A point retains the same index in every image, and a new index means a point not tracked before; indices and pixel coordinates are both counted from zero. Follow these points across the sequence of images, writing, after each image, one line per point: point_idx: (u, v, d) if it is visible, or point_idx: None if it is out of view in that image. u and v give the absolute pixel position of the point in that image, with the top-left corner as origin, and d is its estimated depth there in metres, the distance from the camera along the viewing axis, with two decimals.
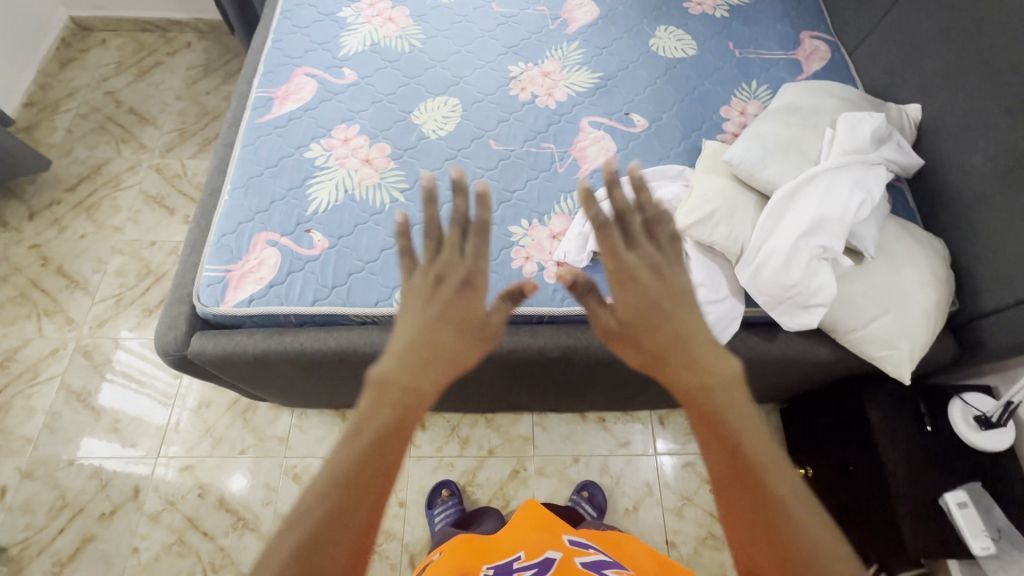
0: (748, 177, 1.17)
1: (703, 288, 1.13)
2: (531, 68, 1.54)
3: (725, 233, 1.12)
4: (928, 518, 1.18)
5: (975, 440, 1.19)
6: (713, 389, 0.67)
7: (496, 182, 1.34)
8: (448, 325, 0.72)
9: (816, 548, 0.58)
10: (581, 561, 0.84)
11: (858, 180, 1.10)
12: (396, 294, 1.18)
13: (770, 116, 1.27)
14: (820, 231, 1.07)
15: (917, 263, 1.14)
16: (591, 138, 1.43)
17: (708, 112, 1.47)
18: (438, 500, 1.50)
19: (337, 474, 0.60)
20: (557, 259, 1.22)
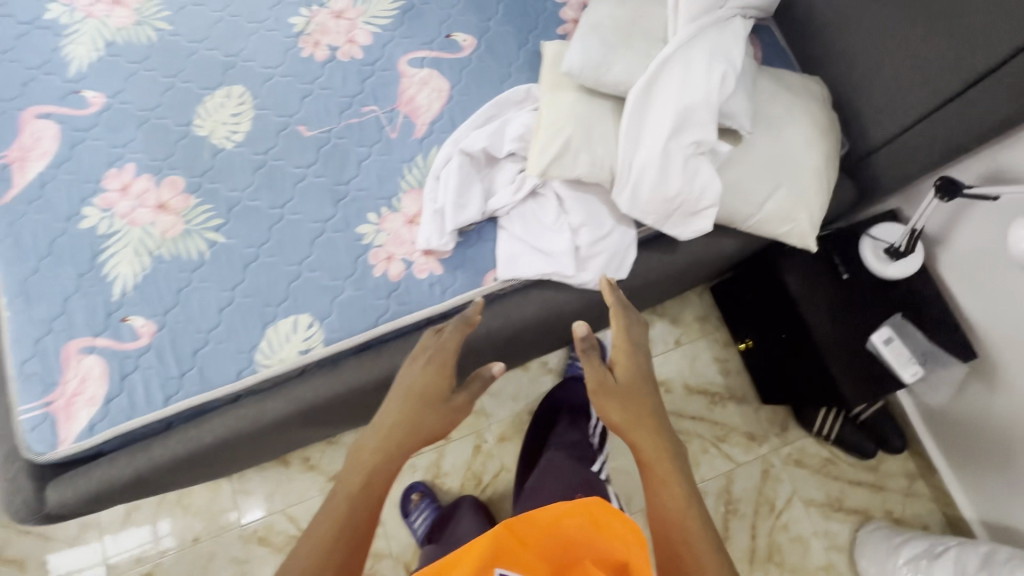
0: (595, 86, 0.96)
1: (585, 230, 1.00)
2: (317, 11, 1.22)
3: (590, 161, 0.96)
4: (858, 361, 1.18)
5: (887, 271, 1.17)
6: (666, 464, 0.80)
7: (324, 177, 1.10)
8: (417, 406, 0.84)
9: None
10: None
11: (714, 48, 0.94)
12: (257, 355, 1.01)
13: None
14: (688, 125, 0.92)
15: (797, 120, 1.03)
16: (417, 81, 1.18)
17: (540, 2, 1.22)
18: (412, 506, 1.47)
19: (317, 532, 0.72)
20: (423, 249, 1.04)
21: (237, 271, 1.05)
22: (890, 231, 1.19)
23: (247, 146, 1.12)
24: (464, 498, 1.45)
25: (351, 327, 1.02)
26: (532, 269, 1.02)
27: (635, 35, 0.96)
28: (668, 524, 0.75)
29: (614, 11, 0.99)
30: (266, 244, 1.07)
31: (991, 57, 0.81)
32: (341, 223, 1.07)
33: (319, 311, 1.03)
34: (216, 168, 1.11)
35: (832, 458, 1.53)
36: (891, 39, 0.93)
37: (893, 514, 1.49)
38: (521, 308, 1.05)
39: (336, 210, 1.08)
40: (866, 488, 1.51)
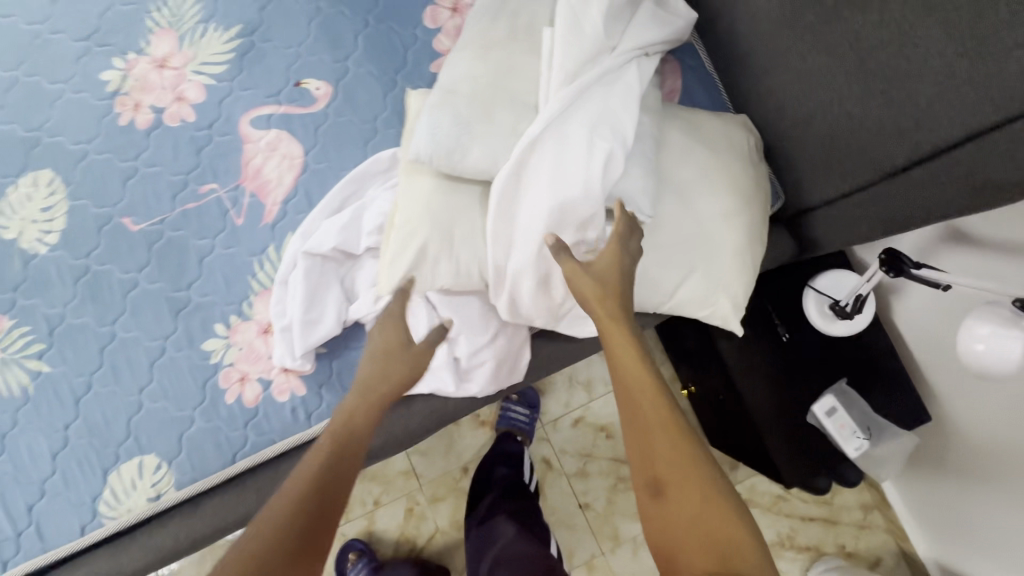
0: (454, 172, 0.77)
1: (462, 340, 0.85)
2: (135, 61, 0.99)
3: (454, 268, 0.78)
4: (795, 435, 1.06)
5: (828, 329, 1.02)
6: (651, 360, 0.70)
7: (160, 282, 0.93)
8: (380, 364, 0.75)
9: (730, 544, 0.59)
10: None
11: (597, 116, 0.73)
12: (102, 505, 0.88)
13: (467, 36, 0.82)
14: (570, 218, 0.75)
15: (712, 187, 0.84)
16: (264, 147, 0.97)
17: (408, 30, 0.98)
18: (349, 566, 1.39)
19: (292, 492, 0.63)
20: (280, 367, 0.89)
21: (69, 406, 0.90)
22: (836, 285, 1.03)
23: (65, 248, 0.94)
24: (399, 563, 1.36)
25: (206, 465, 0.89)
26: (406, 387, 0.87)
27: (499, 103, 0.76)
28: (654, 413, 0.67)
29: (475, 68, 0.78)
30: (98, 371, 0.91)
31: (943, 134, 0.61)
32: (184, 340, 0.91)
33: (167, 449, 0.89)
34: (31, 280, 0.93)
35: (783, 494, 1.45)
36: (824, 88, 0.72)
37: (846, 549, 1.43)
38: (405, 424, 0.91)
39: (177, 323, 0.92)
40: (819, 522, 1.44)
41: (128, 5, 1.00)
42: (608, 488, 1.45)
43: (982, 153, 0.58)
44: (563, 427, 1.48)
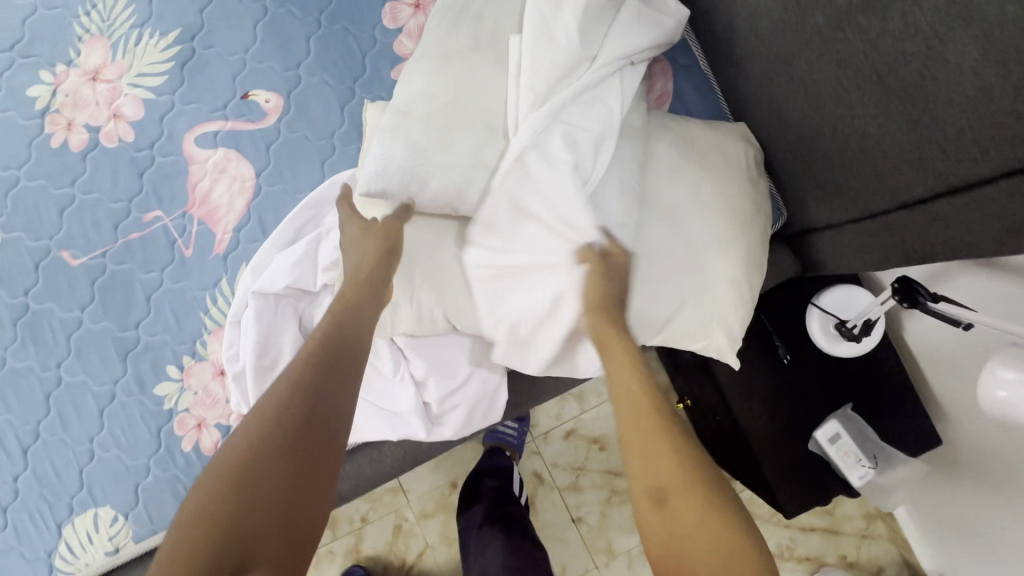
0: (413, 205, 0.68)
1: (432, 384, 0.78)
2: (65, 74, 0.89)
3: (416, 311, 0.70)
4: (794, 463, 0.99)
5: (832, 350, 0.94)
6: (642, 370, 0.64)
7: (105, 321, 0.85)
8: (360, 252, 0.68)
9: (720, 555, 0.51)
10: None
11: (572, 143, 0.64)
12: (57, 560, 0.83)
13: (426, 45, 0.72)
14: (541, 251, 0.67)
15: (705, 210, 0.75)
16: (210, 168, 0.87)
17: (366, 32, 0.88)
18: None
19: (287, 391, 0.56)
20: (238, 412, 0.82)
21: (15, 457, 0.84)
22: (844, 303, 0.94)
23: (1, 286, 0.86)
24: None
25: (165, 516, 0.83)
26: (374, 433, 0.80)
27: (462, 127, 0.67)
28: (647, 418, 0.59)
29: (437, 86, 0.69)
30: (45, 419, 0.84)
31: (975, 167, 0.52)
32: (134, 384, 0.84)
33: (122, 501, 0.83)
34: None
35: None
36: (832, 104, 0.63)
37: (847, 560, 1.38)
38: (376, 468, 0.85)
39: (126, 366, 0.85)
40: (819, 533, 1.39)
41: (53, 10, 0.90)
42: (601, 502, 1.39)
43: (1020, 192, 0.50)
44: (554, 439, 1.42)
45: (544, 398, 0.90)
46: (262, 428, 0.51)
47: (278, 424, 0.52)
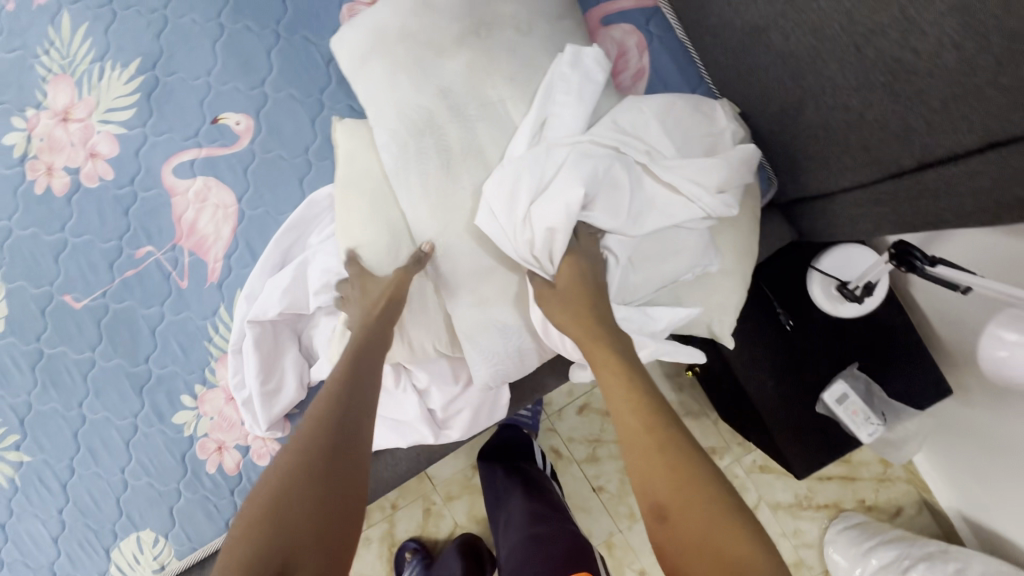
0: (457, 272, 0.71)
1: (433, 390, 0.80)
2: (36, 118, 0.88)
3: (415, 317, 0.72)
4: (803, 425, 0.99)
5: (836, 310, 0.93)
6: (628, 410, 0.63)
7: (116, 358, 0.88)
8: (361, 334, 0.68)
9: (708, 536, 0.54)
10: None
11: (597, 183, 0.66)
12: None
13: (378, 110, 0.75)
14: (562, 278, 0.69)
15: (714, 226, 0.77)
16: (192, 198, 0.87)
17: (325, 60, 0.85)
18: (406, 561, 1.37)
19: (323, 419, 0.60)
20: (255, 434, 0.85)
21: (57, 492, 0.89)
22: (845, 263, 0.92)
23: (13, 334, 0.89)
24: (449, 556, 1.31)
25: (202, 535, 0.88)
26: (385, 443, 0.83)
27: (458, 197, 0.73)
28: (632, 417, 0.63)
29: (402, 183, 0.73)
30: (77, 455, 0.89)
31: (958, 138, 0.51)
32: (153, 415, 0.88)
33: (159, 524, 0.88)
34: None
35: None
36: (812, 75, 0.61)
37: (866, 503, 1.41)
38: (392, 473, 0.89)
39: (143, 399, 0.88)
40: (836, 480, 1.42)
41: (13, 53, 0.89)
42: (620, 469, 1.43)
43: (1009, 162, 0.48)
44: (569, 415, 1.45)
45: (547, 389, 0.92)
46: (299, 454, 0.56)
47: (306, 457, 0.56)
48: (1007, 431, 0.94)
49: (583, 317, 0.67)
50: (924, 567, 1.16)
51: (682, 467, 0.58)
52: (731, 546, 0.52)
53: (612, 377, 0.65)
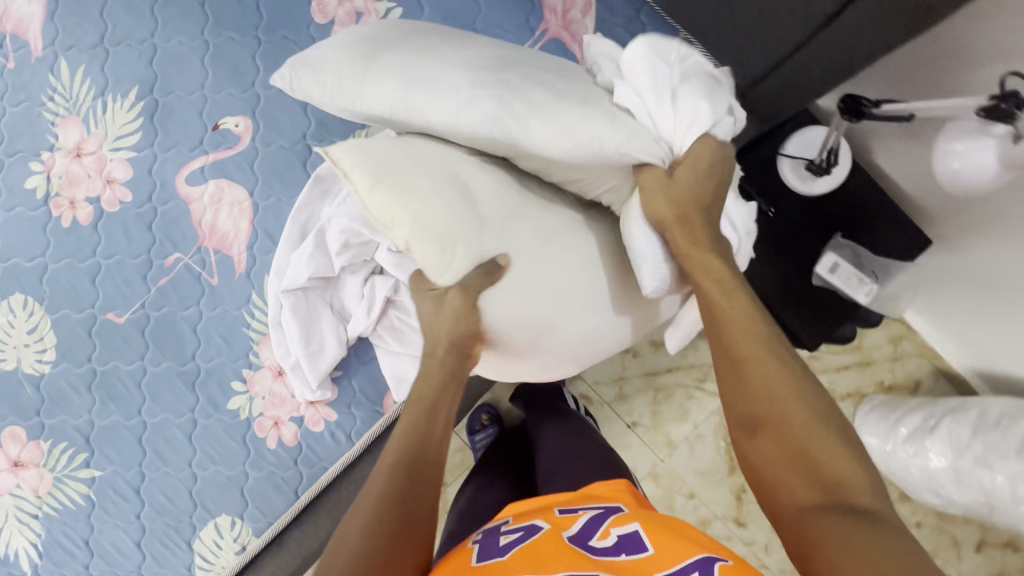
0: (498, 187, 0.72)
1: None
2: (52, 158, 0.96)
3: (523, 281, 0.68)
4: (802, 299, 1.07)
5: (812, 189, 1.02)
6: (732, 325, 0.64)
7: (165, 361, 0.95)
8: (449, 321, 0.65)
9: (809, 452, 0.56)
10: (569, 535, 0.68)
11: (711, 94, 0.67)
12: (198, 570, 0.94)
13: (421, 94, 0.67)
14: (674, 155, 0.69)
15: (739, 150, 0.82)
16: (208, 201, 0.95)
17: (293, 68, 0.68)
18: (478, 427, 1.45)
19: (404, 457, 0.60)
20: (306, 402, 0.92)
21: (132, 499, 0.94)
22: (806, 145, 1.02)
23: (66, 359, 0.95)
24: None
25: (275, 508, 0.94)
26: None
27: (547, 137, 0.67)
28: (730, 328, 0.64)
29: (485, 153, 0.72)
30: (145, 459, 0.95)
31: None
32: (209, 406, 0.94)
33: (234, 506, 0.94)
34: (51, 399, 0.96)
35: (814, 353, 1.49)
36: None
37: (885, 384, 1.47)
38: None
39: (197, 394, 0.94)
40: (854, 369, 1.48)
41: (20, 105, 0.97)
42: (650, 402, 1.49)
43: None
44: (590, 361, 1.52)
45: None
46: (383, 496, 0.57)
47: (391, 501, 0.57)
48: (990, 265, 1.02)
49: (688, 216, 0.67)
50: (950, 421, 1.22)
51: (788, 385, 0.60)
52: (831, 472, 0.54)
53: (718, 294, 0.66)
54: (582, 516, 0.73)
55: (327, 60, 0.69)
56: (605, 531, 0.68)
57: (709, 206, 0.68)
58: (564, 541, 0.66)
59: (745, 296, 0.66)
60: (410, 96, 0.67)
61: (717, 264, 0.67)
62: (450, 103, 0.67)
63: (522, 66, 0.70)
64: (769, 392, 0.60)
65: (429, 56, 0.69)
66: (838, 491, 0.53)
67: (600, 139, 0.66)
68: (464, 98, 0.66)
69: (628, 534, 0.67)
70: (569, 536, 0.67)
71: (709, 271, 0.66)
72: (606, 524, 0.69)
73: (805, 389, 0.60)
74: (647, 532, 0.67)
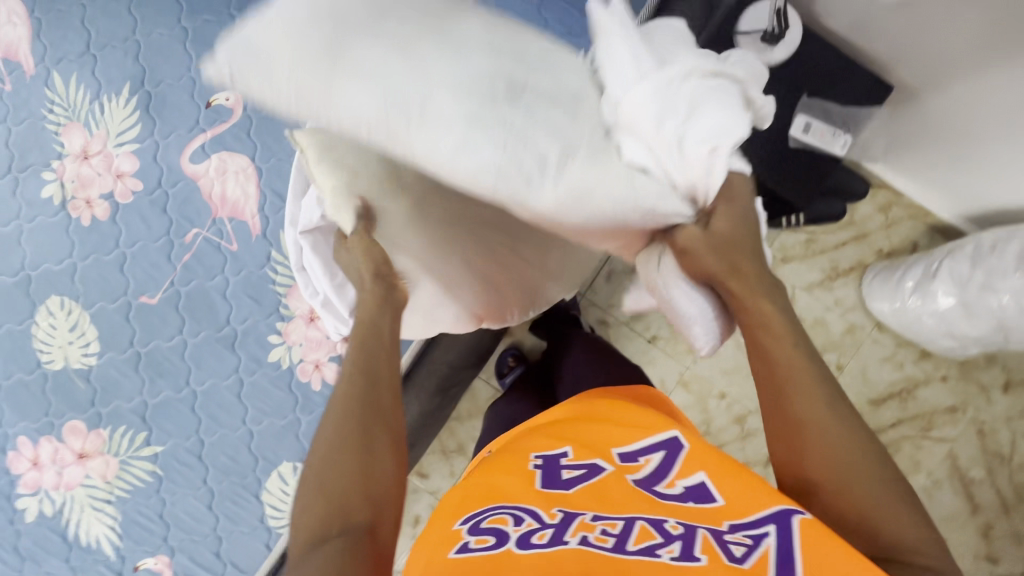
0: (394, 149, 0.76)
1: None
2: (62, 165, 1.02)
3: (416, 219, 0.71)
4: (783, 163, 1.12)
5: (776, 57, 1.06)
6: (786, 378, 0.58)
7: (202, 330, 1.00)
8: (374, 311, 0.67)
9: (869, 514, 0.53)
10: (637, 478, 0.62)
11: (717, 124, 0.54)
12: (271, 518, 0.99)
13: (403, 101, 0.52)
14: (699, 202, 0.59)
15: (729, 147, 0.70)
16: (214, 174, 1.00)
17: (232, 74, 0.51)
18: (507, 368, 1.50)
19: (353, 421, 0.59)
20: (341, 339, 0.97)
21: (196, 465, 0.99)
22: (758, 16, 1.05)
23: (110, 348, 1.01)
24: None
25: None
26: None
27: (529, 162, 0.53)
28: (781, 378, 0.58)
29: (448, 203, 0.75)
30: (201, 425, 1.00)
31: None
32: (251, 363, 0.99)
33: (293, 452, 0.99)
34: (101, 390, 1.01)
35: (811, 237, 1.55)
36: None
37: (884, 251, 1.52)
38: None
39: (238, 355, 0.99)
40: (851, 245, 1.54)
41: (22, 122, 1.02)
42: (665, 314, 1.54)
43: None
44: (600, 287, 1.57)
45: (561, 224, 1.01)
46: (340, 460, 0.56)
47: (350, 461, 0.56)
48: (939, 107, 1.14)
49: (738, 263, 0.60)
50: (950, 260, 1.28)
51: (846, 445, 0.55)
52: (889, 531, 0.52)
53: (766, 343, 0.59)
54: (645, 453, 0.65)
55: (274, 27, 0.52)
56: (671, 478, 0.62)
57: (755, 251, 0.62)
58: (631, 486, 0.61)
59: (795, 348, 0.59)
60: (393, 122, 0.52)
61: (775, 321, 0.59)
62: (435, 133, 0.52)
63: (528, 94, 0.54)
64: (828, 455, 0.55)
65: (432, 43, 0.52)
66: (883, 543, 0.52)
67: (622, 204, 0.56)
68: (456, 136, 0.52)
69: (694, 483, 0.60)
70: (636, 480, 0.62)
71: (761, 324, 0.59)
72: (671, 469, 0.62)
73: (865, 446, 0.55)
74: (715, 476, 0.60)
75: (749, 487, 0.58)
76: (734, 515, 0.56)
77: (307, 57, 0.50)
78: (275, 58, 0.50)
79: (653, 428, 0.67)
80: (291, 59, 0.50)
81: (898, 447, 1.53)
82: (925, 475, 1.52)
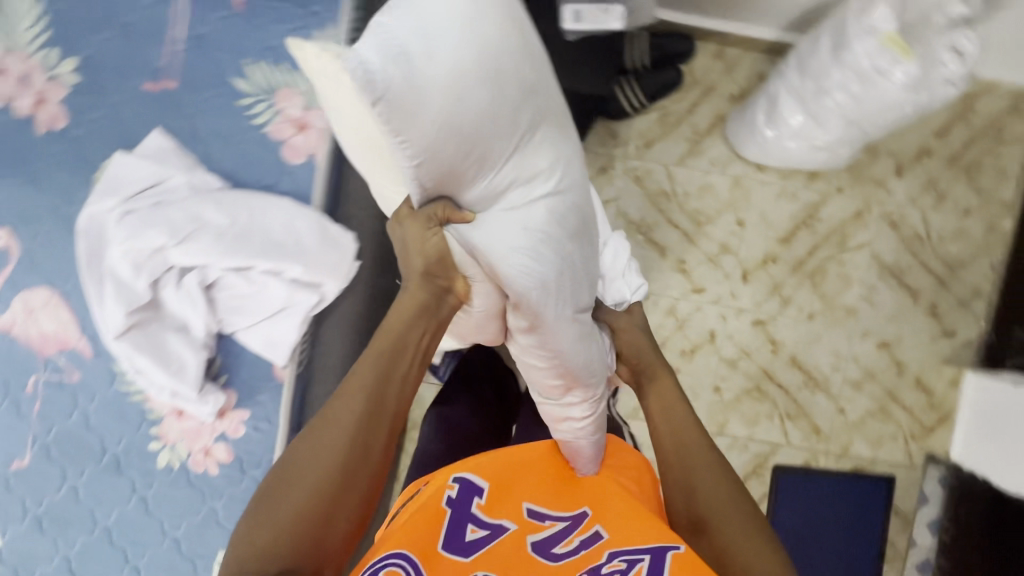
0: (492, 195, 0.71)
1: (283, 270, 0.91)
2: None
3: (519, 233, 0.69)
4: (567, 59, 1.13)
5: None
6: (675, 439, 0.85)
7: (85, 468, 0.97)
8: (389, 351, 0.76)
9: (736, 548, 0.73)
10: (533, 542, 0.73)
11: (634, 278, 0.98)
12: None
13: (463, 177, 0.67)
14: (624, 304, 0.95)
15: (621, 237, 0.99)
16: (24, 318, 0.96)
17: (378, 102, 0.57)
18: None
19: (350, 438, 0.70)
20: (213, 417, 0.95)
21: None
22: None
23: None
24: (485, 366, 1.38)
25: None
26: (290, 335, 0.92)
27: (532, 252, 0.70)
28: (675, 442, 0.85)
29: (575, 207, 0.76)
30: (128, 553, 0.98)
31: None
32: (146, 476, 0.97)
33: (223, 539, 0.97)
34: (18, 563, 0.96)
35: (663, 112, 1.52)
36: None
37: (736, 94, 1.50)
38: (331, 358, 0.98)
39: (130, 475, 0.97)
40: (703, 103, 1.51)
41: None
42: None
43: None
44: None
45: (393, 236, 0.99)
46: (324, 470, 0.68)
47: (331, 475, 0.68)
48: None
49: (655, 368, 0.94)
50: (780, 78, 1.26)
51: (721, 486, 0.79)
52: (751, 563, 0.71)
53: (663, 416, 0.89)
54: (552, 517, 0.76)
55: (436, 19, 0.60)
56: (569, 537, 0.74)
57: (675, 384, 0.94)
58: (526, 547, 0.72)
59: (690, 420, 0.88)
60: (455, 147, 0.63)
61: (672, 398, 0.91)
62: (493, 230, 0.70)
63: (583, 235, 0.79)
64: (710, 498, 0.78)
65: (519, 153, 0.68)
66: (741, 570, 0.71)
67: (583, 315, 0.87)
68: (514, 244, 0.69)
69: (590, 533, 0.74)
70: (532, 542, 0.73)
71: (658, 396, 0.92)
72: (573, 529, 0.75)
73: (737, 501, 0.77)
74: (606, 522, 0.76)
75: (636, 526, 0.74)
76: (614, 546, 0.71)
77: (444, 136, 0.62)
78: (419, 103, 0.59)
79: (567, 505, 0.79)
80: (429, 122, 0.60)
81: (824, 271, 1.53)
82: (858, 284, 1.53)
